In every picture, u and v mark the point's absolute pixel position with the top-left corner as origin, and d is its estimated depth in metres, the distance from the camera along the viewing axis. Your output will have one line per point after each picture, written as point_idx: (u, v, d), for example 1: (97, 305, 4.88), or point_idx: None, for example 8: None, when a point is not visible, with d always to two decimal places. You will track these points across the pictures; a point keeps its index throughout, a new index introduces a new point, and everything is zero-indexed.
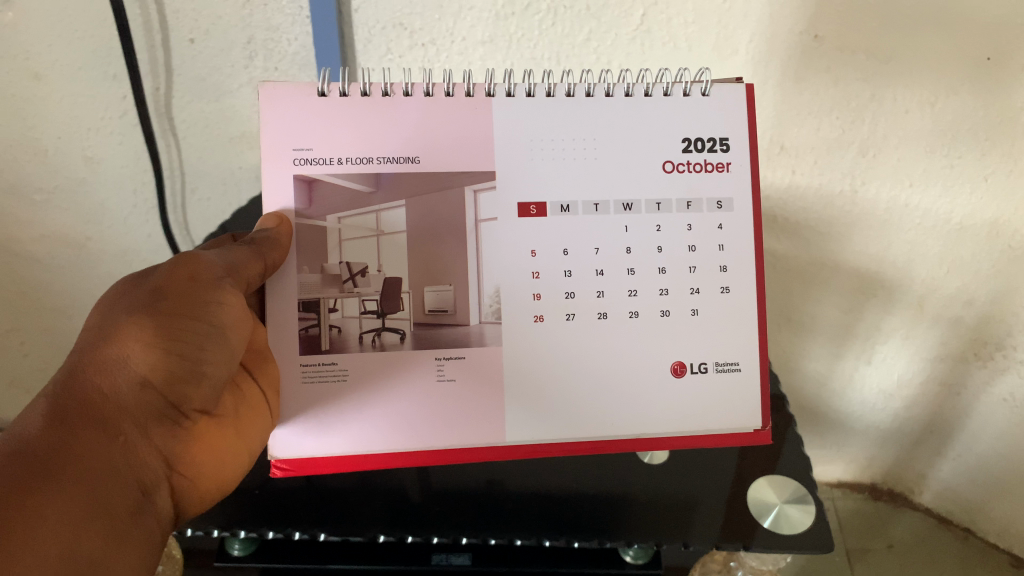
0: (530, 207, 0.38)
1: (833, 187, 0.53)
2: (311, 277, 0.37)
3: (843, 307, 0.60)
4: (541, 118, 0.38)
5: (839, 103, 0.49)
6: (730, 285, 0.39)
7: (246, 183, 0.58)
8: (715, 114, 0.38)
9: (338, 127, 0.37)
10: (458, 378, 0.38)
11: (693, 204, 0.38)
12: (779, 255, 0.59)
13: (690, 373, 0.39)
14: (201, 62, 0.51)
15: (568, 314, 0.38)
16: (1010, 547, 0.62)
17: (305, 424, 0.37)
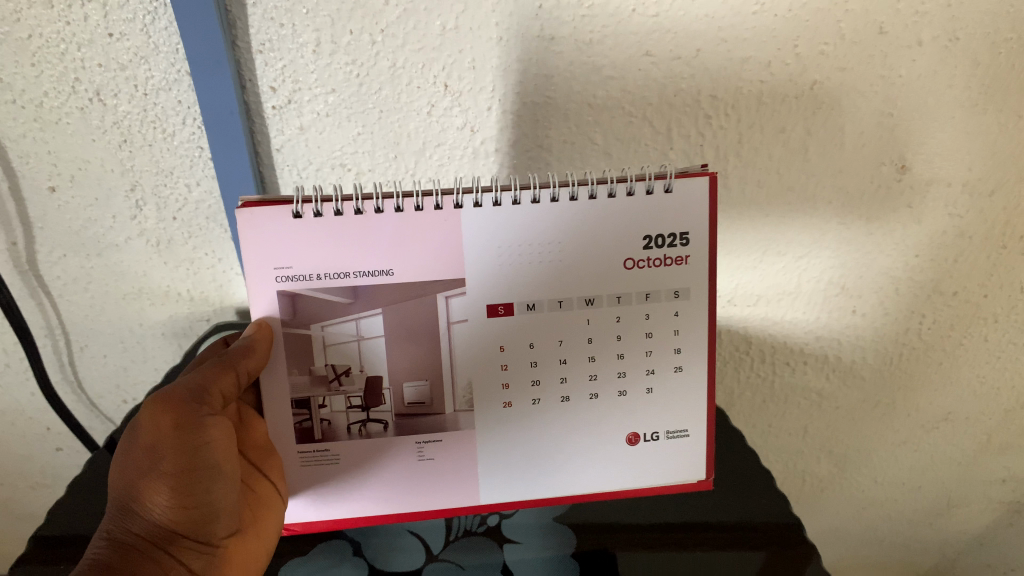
0: (498, 307, 0.40)
1: (902, 328, 0.59)
2: (300, 379, 0.41)
3: (882, 426, 0.69)
4: (501, 224, 0.39)
5: (924, 246, 0.53)
6: (684, 364, 0.43)
7: (149, 337, 0.59)
8: (679, 209, 0.40)
9: (315, 243, 0.38)
10: (436, 456, 0.43)
11: (653, 295, 0.41)
12: (825, 393, 0.66)
13: (643, 441, 0.43)
14: (72, 213, 0.50)
15: (534, 399, 0.42)
16: (945, 543, 0.86)
17: (312, 495, 0.43)
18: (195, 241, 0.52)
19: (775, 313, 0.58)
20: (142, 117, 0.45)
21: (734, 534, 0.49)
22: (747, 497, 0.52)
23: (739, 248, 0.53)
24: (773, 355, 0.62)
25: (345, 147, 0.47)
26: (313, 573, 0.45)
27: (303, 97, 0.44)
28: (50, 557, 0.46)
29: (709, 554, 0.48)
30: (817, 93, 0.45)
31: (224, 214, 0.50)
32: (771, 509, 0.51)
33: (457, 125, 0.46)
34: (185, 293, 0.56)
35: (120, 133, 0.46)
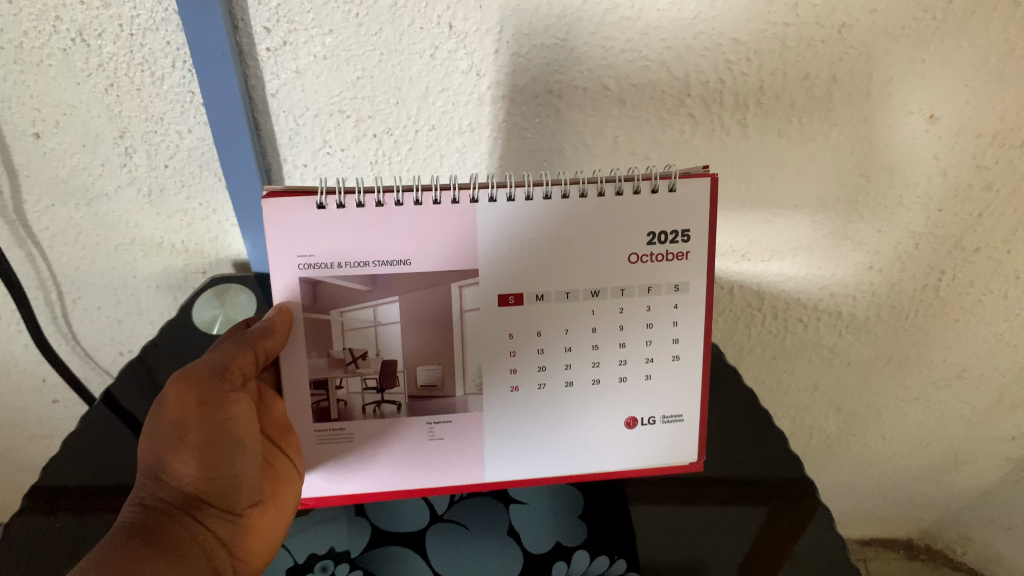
0: (509, 297, 0.39)
1: (919, 284, 0.58)
2: (319, 361, 0.40)
3: (893, 382, 0.68)
4: (514, 218, 0.38)
5: (948, 200, 0.51)
6: (682, 353, 0.42)
7: (143, 289, 0.58)
8: (680, 209, 0.39)
9: (337, 233, 0.37)
10: (446, 436, 0.41)
11: (653, 287, 0.40)
12: (837, 349, 0.64)
13: (641, 425, 0.43)
14: (59, 162, 0.48)
15: (540, 383, 0.41)
16: (948, 496, 0.87)
17: (325, 471, 0.42)
18: (189, 191, 0.50)
19: (790, 268, 0.56)
20: (129, 59, 0.43)
21: (738, 488, 0.49)
22: (753, 452, 0.52)
23: (754, 201, 0.51)
24: (785, 311, 0.60)
25: (346, 91, 0.44)
26: (316, 533, 0.44)
27: (299, 39, 0.42)
28: (47, 506, 0.45)
29: (713, 511, 0.47)
30: (845, 37, 0.43)
31: (218, 162, 0.48)
32: (776, 466, 0.51)
33: (462, 70, 0.43)
34: (179, 245, 0.54)
35: (106, 77, 0.44)
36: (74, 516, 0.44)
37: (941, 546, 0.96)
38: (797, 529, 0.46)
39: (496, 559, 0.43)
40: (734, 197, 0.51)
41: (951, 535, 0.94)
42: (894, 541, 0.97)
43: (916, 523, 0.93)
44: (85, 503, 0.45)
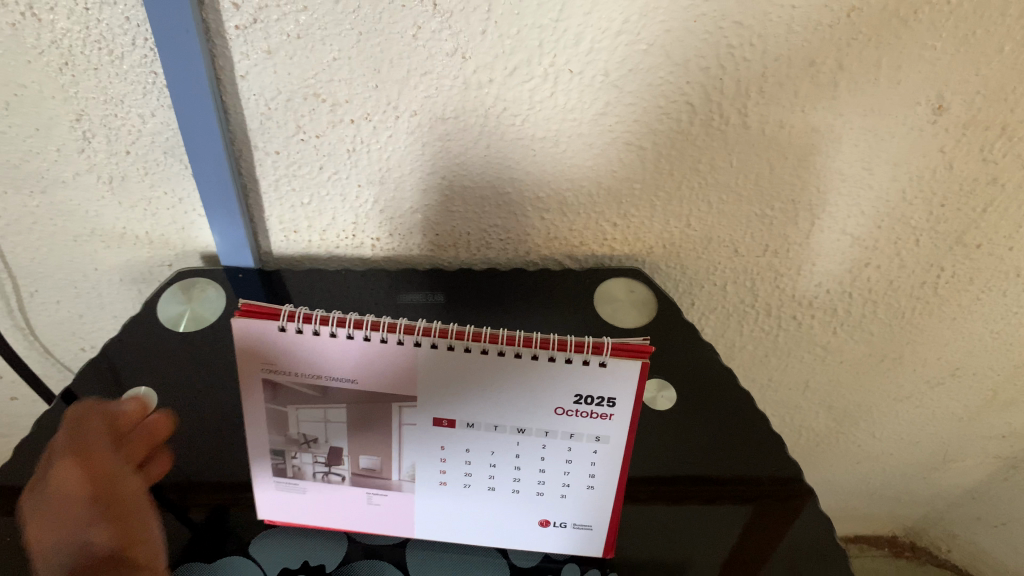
0: (443, 419, 0.36)
1: (918, 280, 0.56)
2: (277, 437, 0.37)
3: (886, 380, 0.67)
4: (456, 388, 0.35)
5: (952, 193, 0.49)
6: (597, 483, 0.37)
7: (104, 282, 0.55)
8: (607, 381, 0.34)
9: (290, 353, 0.34)
10: (383, 505, 0.39)
11: (575, 434, 0.35)
12: (830, 347, 0.62)
13: (555, 527, 0.39)
14: (11, 146, 0.45)
15: (464, 483, 0.37)
16: (936, 494, 0.86)
17: (284, 507, 0.40)
18: (152, 179, 0.47)
19: (786, 264, 0.54)
20: (83, 36, 0.39)
21: (731, 463, 0.46)
22: (740, 431, 0.48)
23: (751, 196, 0.49)
24: (779, 308, 0.58)
25: (320, 74, 0.41)
26: (281, 546, 0.41)
27: (271, 16, 0.39)
28: None
29: (692, 513, 0.44)
30: (856, 22, 0.40)
31: (183, 148, 0.45)
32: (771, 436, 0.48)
33: (446, 51, 0.40)
34: (144, 236, 0.51)
35: (60, 54, 0.40)
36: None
37: (927, 543, 0.96)
38: (782, 526, 0.43)
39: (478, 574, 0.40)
40: (730, 191, 0.48)
41: (937, 532, 0.93)
42: (878, 539, 0.96)
43: (902, 520, 0.92)
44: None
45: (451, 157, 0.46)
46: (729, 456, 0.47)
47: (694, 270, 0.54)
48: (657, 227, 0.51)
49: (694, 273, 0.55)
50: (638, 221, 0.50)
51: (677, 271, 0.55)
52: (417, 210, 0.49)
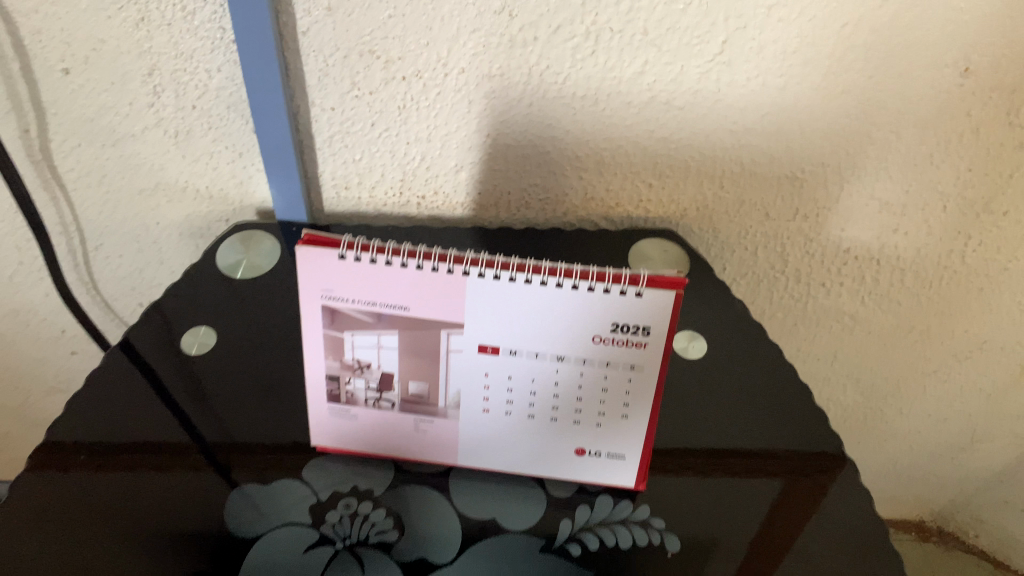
0: (487, 346, 0.38)
1: (945, 248, 0.57)
2: (332, 362, 0.40)
3: (914, 354, 0.68)
4: (500, 320, 0.37)
5: (979, 158, 0.50)
6: (631, 413, 0.39)
7: (164, 236, 0.58)
8: (645, 313, 0.36)
9: (347, 281, 0.37)
10: (429, 431, 0.41)
11: (611, 362, 0.38)
12: (858, 318, 0.64)
13: (589, 455, 0.41)
14: (87, 100, 0.48)
15: (507, 410, 0.40)
16: (963, 477, 0.86)
17: (335, 437, 0.43)
18: (214, 133, 0.50)
19: (815, 229, 0.56)
20: None
21: (756, 418, 0.48)
22: (769, 406, 0.49)
23: (782, 158, 0.51)
24: (807, 275, 0.60)
25: (376, 31, 0.44)
26: (335, 473, 0.44)
27: None
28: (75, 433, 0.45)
29: (724, 486, 0.44)
30: None
31: (246, 103, 0.48)
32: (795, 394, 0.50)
33: (495, 9, 0.43)
34: (204, 191, 0.54)
35: (138, 10, 0.43)
36: (95, 475, 0.42)
37: (954, 529, 0.96)
38: (816, 497, 0.43)
39: (517, 503, 0.43)
40: (762, 153, 0.50)
41: (965, 517, 0.94)
42: (905, 523, 0.97)
43: (929, 504, 0.93)
44: (102, 459, 0.43)
45: (496, 115, 0.48)
46: (755, 413, 0.49)
47: (726, 234, 0.56)
48: (691, 190, 0.53)
49: (725, 237, 0.57)
50: (672, 183, 0.52)
51: (709, 235, 0.57)
52: (461, 169, 0.52)
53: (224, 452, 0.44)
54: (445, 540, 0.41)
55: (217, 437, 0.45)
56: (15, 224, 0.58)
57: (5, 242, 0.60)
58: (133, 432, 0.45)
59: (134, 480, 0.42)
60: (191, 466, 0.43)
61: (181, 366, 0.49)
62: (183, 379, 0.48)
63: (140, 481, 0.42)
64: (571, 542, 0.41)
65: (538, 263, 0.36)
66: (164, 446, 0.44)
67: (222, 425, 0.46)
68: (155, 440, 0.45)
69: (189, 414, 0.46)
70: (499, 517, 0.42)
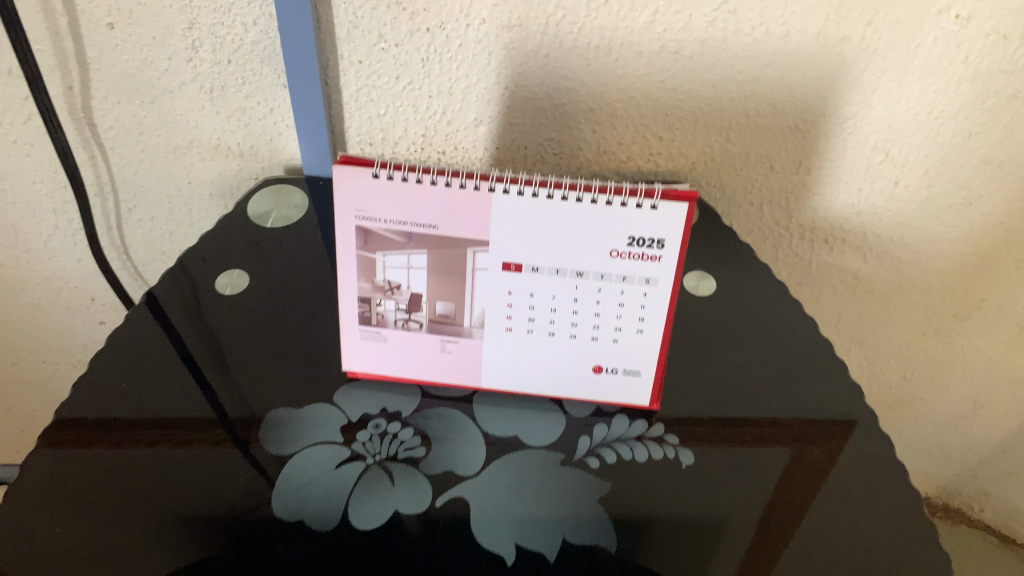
0: (510, 263, 0.40)
1: (944, 200, 0.59)
2: (364, 284, 0.42)
3: (916, 314, 0.70)
4: (523, 237, 0.40)
5: (974, 108, 0.53)
6: (646, 328, 0.42)
7: (195, 197, 0.61)
8: (660, 226, 0.38)
9: (380, 201, 0.39)
10: (455, 352, 0.44)
11: (628, 276, 0.40)
12: (861, 277, 0.66)
13: (607, 373, 0.43)
14: (129, 55, 0.51)
15: (528, 329, 0.42)
16: (968, 449, 0.88)
17: (365, 360, 0.45)
18: (248, 89, 0.53)
19: (818, 184, 0.58)
20: None
21: (764, 354, 0.51)
22: (775, 365, 0.50)
23: (785, 109, 0.53)
24: (812, 232, 0.63)
25: None
26: (364, 395, 0.46)
27: None
28: (116, 363, 0.47)
29: (733, 455, 0.44)
30: None
31: (279, 57, 0.51)
32: (801, 332, 0.52)
33: None
34: (236, 148, 0.57)
35: None
36: (110, 450, 0.42)
37: (960, 505, 0.97)
38: (827, 463, 0.43)
39: (538, 421, 0.45)
40: (767, 104, 0.53)
41: (971, 492, 0.95)
42: None
43: (934, 480, 0.94)
44: (121, 435, 0.43)
45: (515, 68, 0.51)
46: (764, 350, 0.51)
47: (732, 188, 0.59)
48: (699, 142, 0.56)
49: (732, 192, 0.59)
50: (681, 136, 0.55)
51: (716, 189, 0.59)
52: (480, 123, 0.55)
53: (245, 426, 0.44)
54: (471, 456, 0.44)
55: (239, 411, 0.45)
56: (53, 187, 0.61)
57: (42, 207, 0.62)
58: (150, 406, 0.45)
59: (149, 455, 0.42)
60: (212, 442, 0.43)
61: (206, 338, 0.49)
62: (207, 351, 0.49)
63: (158, 456, 0.42)
64: (589, 456, 0.44)
65: (559, 180, 0.39)
66: (189, 421, 0.44)
67: (243, 399, 0.46)
68: (181, 416, 0.45)
69: (212, 388, 0.46)
70: (521, 434, 0.45)
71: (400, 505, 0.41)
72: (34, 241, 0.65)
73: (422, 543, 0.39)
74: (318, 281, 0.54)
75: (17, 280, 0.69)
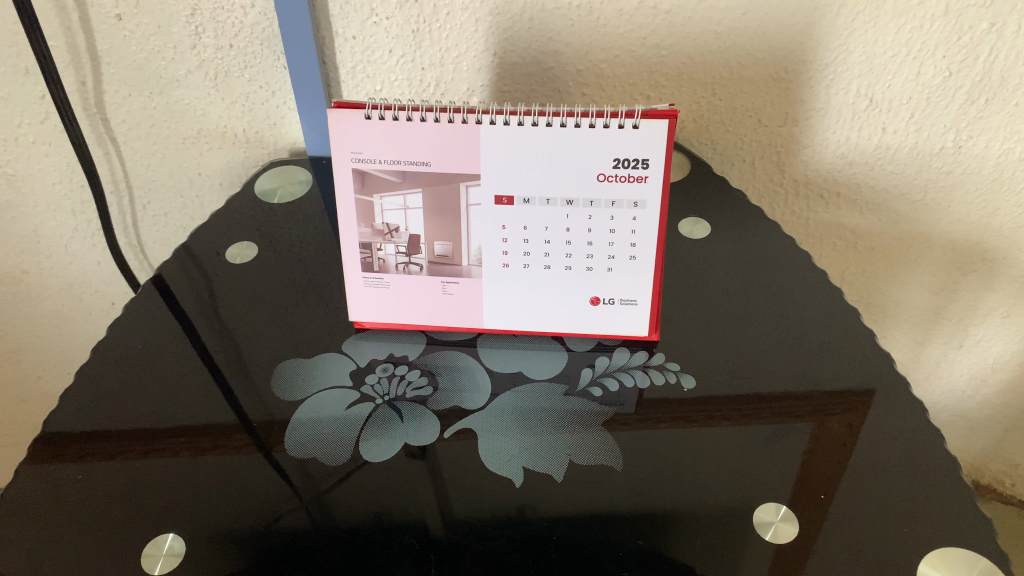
0: (503, 197, 0.42)
1: (934, 146, 0.60)
2: (364, 229, 0.44)
3: (921, 270, 0.70)
4: (513, 170, 0.41)
5: (952, 44, 0.54)
6: (638, 254, 0.43)
7: (207, 188, 0.63)
8: (644, 145, 0.40)
9: (375, 142, 0.41)
10: (456, 293, 0.46)
11: (617, 202, 0.41)
12: (860, 233, 0.67)
13: (604, 304, 0.45)
14: (137, 47, 0.54)
15: (525, 264, 0.44)
16: (992, 423, 0.87)
17: (372, 307, 0.47)
18: (250, 72, 0.56)
19: (806, 135, 0.60)
20: None
21: (762, 292, 0.52)
22: (770, 307, 0.51)
23: (765, 59, 0.55)
24: (806, 187, 0.64)
25: None
26: (371, 343, 0.48)
27: None
28: (136, 335, 0.49)
29: (746, 434, 0.43)
30: None
31: (278, 37, 0.54)
32: (799, 272, 0.53)
33: None
34: (241, 135, 0.60)
35: None
36: (133, 461, 0.42)
37: (989, 481, 0.96)
38: (846, 438, 0.42)
39: (542, 357, 0.47)
40: (747, 54, 0.55)
41: (999, 465, 0.94)
42: None
43: (961, 457, 0.93)
44: (147, 444, 0.43)
45: (501, 32, 0.53)
46: (760, 289, 0.52)
47: (723, 145, 0.61)
48: (686, 98, 0.58)
49: (723, 148, 0.62)
50: (668, 93, 0.57)
51: (707, 148, 0.62)
52: (473, 92, 0.57)
53: (270, 429, 0.43)
54: (477, 393, 0.45)
55: (262, 414, 0.44)
56: (71, 187, 0.63)
57: (61, 208, 0.65)
58: (168, 411, 0.45)
59: (171, 465, 0.42)
60: (238, 448, 0.42)
61: (224, 337, 0.49)
62: (222, 346, 0.49)
63: (184, 465, 0.42)
64: (593, 386, 0.45)
65: (543, 109, 0.40)
66: (214, 428, 0.44)
67: (264, 401, 0.45)
68: (206, 423, 0.44)
69: (233, 388, 0.46)
70: (525, 368, 0.46)
71: (411, 510, 0.39)
72: (54, 245, 0.68)
73: (443, 543, 0.38)
74: (327, 251, 0.56)
75: (38, 289, 0.71)
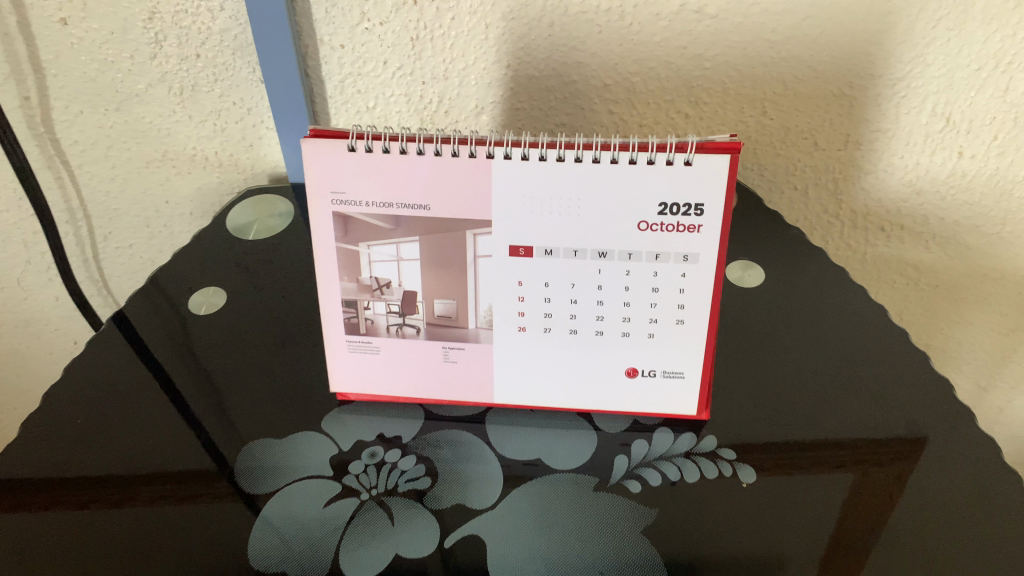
0: (519, 248, 0.34)
1: (1018, 173, 0.51)
2: (348, 284, 0.36)
3: (992, 313, 0.61)
4: (530, 213, 0.33)
5: None
6: (687, 318, 0.35)
7: (176, 216, 0.55)
8: (699, 186, 0.31)
9: (361, 180, 0.33)
10: (461, 361, 0.37)
11: (661, 256, 0.33)
12: (924, 270, 0.59)
13: (642, 376, 0.37)
14: (88, 57, 0.46)
15: (546, 327, 0.36)
16: None
17: (358, 375, 0.39)
18: (222, 86, 0.48)
19: (869, 160, 0.52)
20: None
21: (827, 347, 0.43)
22: (834, 360, 0.42)
23: (826, 71, 0.47)
24: (865, 218, 0.55)
25: None
26: (359, 420, 0.39)
27: None
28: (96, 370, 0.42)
29: (767, 484, 0.36)
30: None
31: (253, 45, 0.46)
32: (867, 322, 0.45)
33: None
34: (213, 157, 0.52)
35: None
36: (98, 510, 0.34)
37: None
38: (891, 488, 0.35)
39: (564, 441, 0.38)
40: (805, 66, 0.47)
41: None
42: None
43: None
44: (116, 493, 0.35)
45: (516, 39, 0.45)
46: (823, 343, 0.43)
47: (772, 171, 0.53)
48: (731, 117, 0.49)
49: (772, 174, 0.53)
50: (710, 112, 0.49)
51: (753, 173, 0.53)
52: (481, 111, 0.49)
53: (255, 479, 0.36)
54: (485, 484, 0.36)
55: (246, 461, 0.37)
56: (21, 214, 0.55)
57: (11, 237, 0.57)
58: (134, 455, 0.37)
59: (144, 516, 0.34)
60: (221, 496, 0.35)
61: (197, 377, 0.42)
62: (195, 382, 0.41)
63: (158, 515, 0.34)
64: (629, 479, 0.36)
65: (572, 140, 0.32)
66: (192, 474, 0.36)
67: (248, 450, 0.37)
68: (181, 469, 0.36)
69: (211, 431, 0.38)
70: (546, 456, 0.37)
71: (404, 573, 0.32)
72: (5, 278, 0.59)
73: None
74: (310, 294, 0.48)
75: None
